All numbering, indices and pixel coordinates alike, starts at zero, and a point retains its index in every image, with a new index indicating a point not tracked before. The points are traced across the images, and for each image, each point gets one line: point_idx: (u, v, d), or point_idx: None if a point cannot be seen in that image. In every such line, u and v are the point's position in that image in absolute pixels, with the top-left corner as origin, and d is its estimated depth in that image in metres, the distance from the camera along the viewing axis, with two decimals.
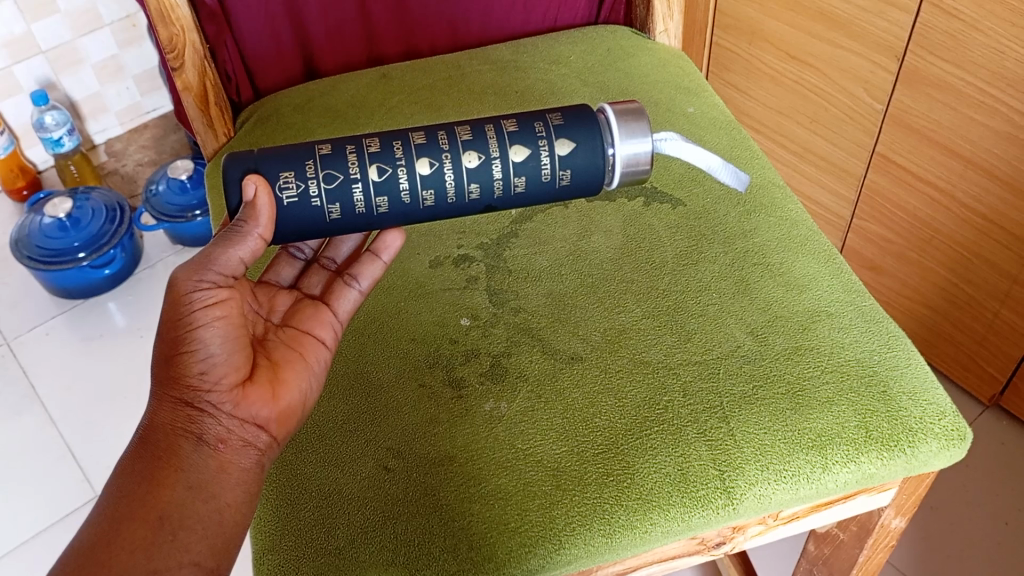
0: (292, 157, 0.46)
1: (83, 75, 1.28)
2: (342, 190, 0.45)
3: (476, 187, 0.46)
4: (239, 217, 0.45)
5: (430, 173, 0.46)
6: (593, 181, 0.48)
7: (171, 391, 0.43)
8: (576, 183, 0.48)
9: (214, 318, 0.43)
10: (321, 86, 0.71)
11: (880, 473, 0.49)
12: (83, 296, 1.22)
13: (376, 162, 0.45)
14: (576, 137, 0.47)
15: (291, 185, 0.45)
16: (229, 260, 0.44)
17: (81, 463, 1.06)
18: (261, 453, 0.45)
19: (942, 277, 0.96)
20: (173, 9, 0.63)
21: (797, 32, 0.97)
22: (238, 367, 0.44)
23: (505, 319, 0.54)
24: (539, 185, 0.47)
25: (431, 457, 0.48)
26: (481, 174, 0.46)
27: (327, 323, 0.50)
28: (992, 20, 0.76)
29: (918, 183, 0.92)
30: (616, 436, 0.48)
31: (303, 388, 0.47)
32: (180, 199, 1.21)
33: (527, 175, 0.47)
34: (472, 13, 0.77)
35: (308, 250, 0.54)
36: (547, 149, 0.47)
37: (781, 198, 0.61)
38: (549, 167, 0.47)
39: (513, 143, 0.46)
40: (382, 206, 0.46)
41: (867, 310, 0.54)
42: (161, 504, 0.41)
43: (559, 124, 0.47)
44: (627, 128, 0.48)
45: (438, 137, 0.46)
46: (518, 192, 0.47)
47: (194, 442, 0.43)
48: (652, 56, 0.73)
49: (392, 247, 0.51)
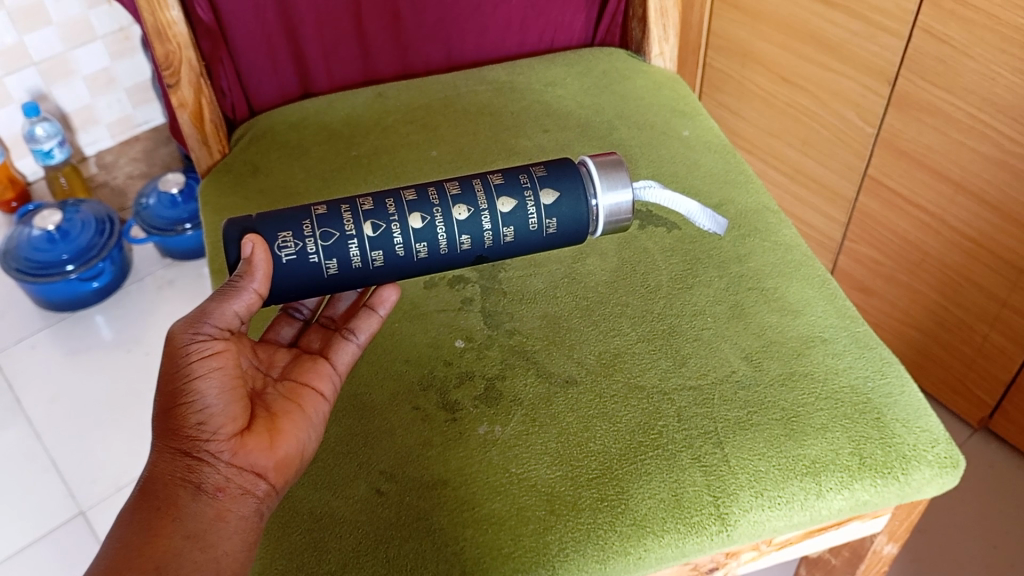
0: (290, 217, 0.46)
1: (75, 87, 1.27)
2: (338, 247, 0.45)
3: (467, 239, 0.46)
4: (238, 269, 0.44)
5: (422, 227, 0.46)
6: (578, 231, 0.49)
7: (170, 442, 0.43)
8: (564, 229, 0.48)
9: (211, 368, 0.43)
10: (316, 104, 0.71)
11: (873, 500, 0.49)
12: (70, 310, 1.21)
13: (370, 219, 0.46)
14: (559, 187, 0.48)
15: (289, 244, 0.45)
16: (224, 314, 0.44)
17: (65, 479, 1.04)
18: (259, 500, 0.44)
19: (931, 300, 0.97)
20: (170, 26, 0.63)
21: (789, 55, 0.98)
22: (235, 416, 0.43)
23: (499, 341, 0.54)
24: (527, 235, 0.47)
25: (424, 480, 0.47)
26: (471, 226, 0.46)
27: (326, 376, 0.49)
28: (981, 46, 0.77)
29: (909, 207, 0.92)
30: (610, 461, 0.48)
31: (301, 438, 0.46)
32: (170, 213, 1.21)
33: (515, 225, 0.47)
34: (469, 35, 0.77)
35: (307, 309, 0.54)
36: (533, 199, 0.47)
37: (774, 223, 0.61)
38: (535, 216, 0.47)
39: (500, 195, 0.47)
40: (378, 260, 0.46)
41: (861, 336, 0.54)
42: (158, 553, 0.40)
43: (543, 175, 0.48)
44: (608, 179, 0.49)
45: (429, 193, 0.46)
46: (508, 242, 0.47)
47: (193, 491, 0.42)
48: (647, 79, 0.73)
49: (388, 301, 0.51)
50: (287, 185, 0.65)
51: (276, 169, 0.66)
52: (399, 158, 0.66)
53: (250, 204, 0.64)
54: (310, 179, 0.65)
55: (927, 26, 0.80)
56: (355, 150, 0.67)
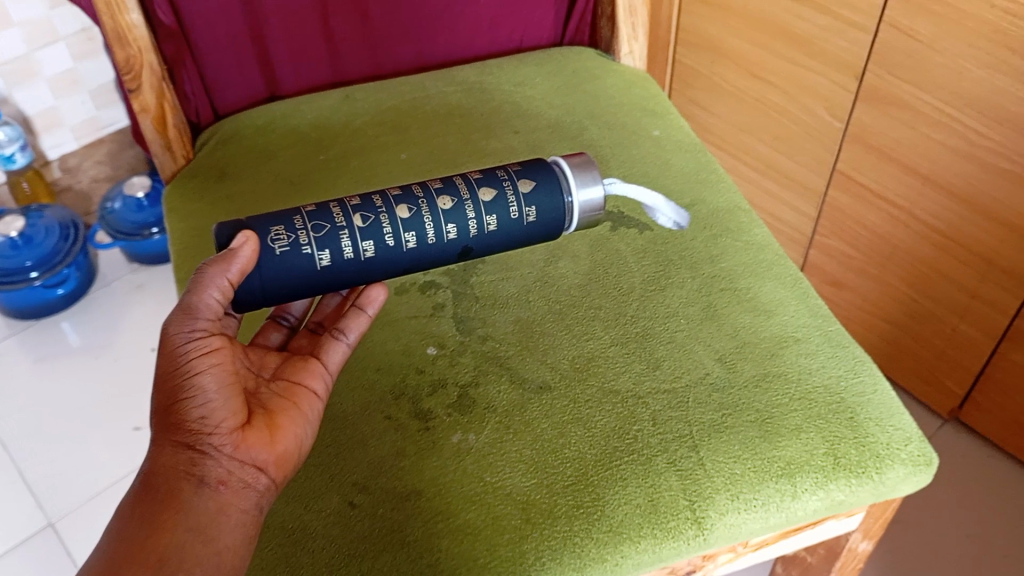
0: (281, 214, 0.46)
1: (38, 89, 1.24)
2: (330, 238, 0.45)
3: (453, 228, 0.46)
4: (212, 259, 0.43)
5: (409, 217, 0.46)
6: (555, 223, 0.48)
7: (171, 436, 0.41)
8: (543, 220, 0.48)
9: (210, 364, 0.42)
10: (283, 107, 0.70)
11: (848, 500, 0.49)
12: (35, 317, 1.19)
13: (359, 211, 0.45)
14: (536, 177, 0.48)
15: (282, 236, 0.44)
16: (207, 305, 0.42)
17: (34, 490, 1.02)
18: (260, 495, 0.43)
19: (901, 292, 0.97)
20: (130, 30, 0.62)
21: (758, 50, 0.98)
22: (236, 411, 0.42)
23: (471, 347, 0.53)
24: (509, 225, 0.47)
25: (398, 491, 0.47)
26: (456, 216, 0.46)
27: (318, 374, 0.48)
28: (949, 39, 0.77)
29: (878, 200, 0.93)
30: (585, 467, 0.47)
31: (298, 434, 0.46)
32: (136, 216, 1.19)
33: (497, 214, 0.47)
34: (438, 35, 0.76)
35: (295, 315, 0.53)
36: (512, 189, 0.47)
37: (746, 222, 0.61)
38: (516, 205, 0.47)
39: (480, 186, 0.47)
40: (369, 251, 0.45)
41: (832, 335, 0.54)
42: (161, 546, 0.39)
43: (518, 169, 0.48)
44: (580, 177, 0.49)
45: (412, 188, 0.47)
46: (491, 232, 0.47)
47: (196, 484, 0.41)
48: (618, 78, 0.73)
49: (377, 301, 0.50)
50: (254, 190, 0.63)
51: (242, 174, 0.65)
52: (369, 162, 0.65)
53: (218, 209, 0.63)
54: (278, 184, 0.64)
55: (894, 20, 0.81)
56: (324, 153, 0.66)
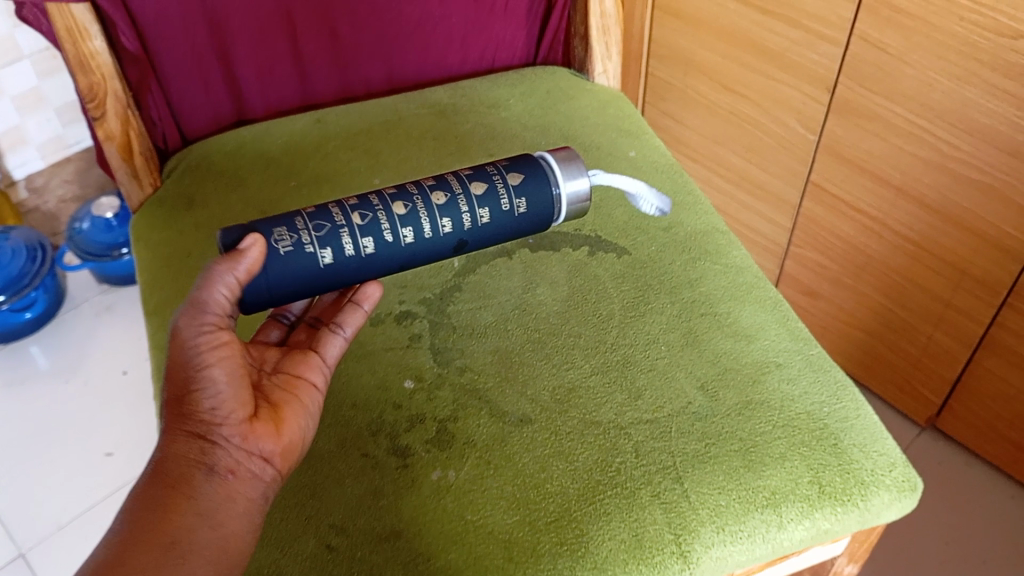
0: (282, 216, 0.46)
1: (2, 108, 1.21)
2: (332, 236, 0.45)
3: (448, 222, 0.47)
4: (220, 256, 0.43)
5: (406, 213, 0.47)
6: (544, 213, 0.50)
7: (181, 425, 0.40)
8: (533, 211, 0.50)
9: (220, 357, 0.41)
10: (252, 131, 0.69)
11: (834, 528, 0.48)
12: (2, 341, 1.16)
13: (358, 210, 0.46)
14: (524, 170, 0.50)
15: (285, 237, 0.45)
16: (217, 301, 0.41)
17: (3, 520, 0.99)
18: (267, 486, 0.42)
19: (877, 303, 0.97)
20: (93, 57, 0.60)
21: (729, 63, 0.98)
22: (245, 402, 0.41)
23: (450, 380, 0.52)
24: (501, 217, 0.49)
25: (377, 533, 0.45)
26: (450, 210, 0.47)
27: (318, 367, 0.46)
28: (918, 52, 0.77)
29: (852, 211, 0.93)
30: (568, 503, 0.46)
31: (302, 426, 0.44)
32: (104, 237, 1.16)
33: (490, 207, 0.48)
34: (409, 54, 0.75)
35: (294, 313, 0.51)
36: (502, 182, 0.49)
37: (724, 244, 0.61)
38: (507, 197, 0.49)
39: (472, 181, 0.49)
40: (369, 247, 0.46)
41: (814, 359, 0.54)
42: (172, 530, 0.38)
43: (506, 164, 0.50)
44: (567, 171, 0.51)
45: (407, 186, 0.48)
46: (485, 225, 0.49)
47: (206, 472, 0.40)
48: (592, 99, 0.72)
49: (373, 298, 0.49)
50: (223, 219, 0.62)
51: (210, 202, 0.63)
52: (341, 187, 0.64)
53: (188, 237, 0.61)
54: (248, 212, 0.62)
55: (864, 34, 0.81)
56: (294, 179, 0.65)
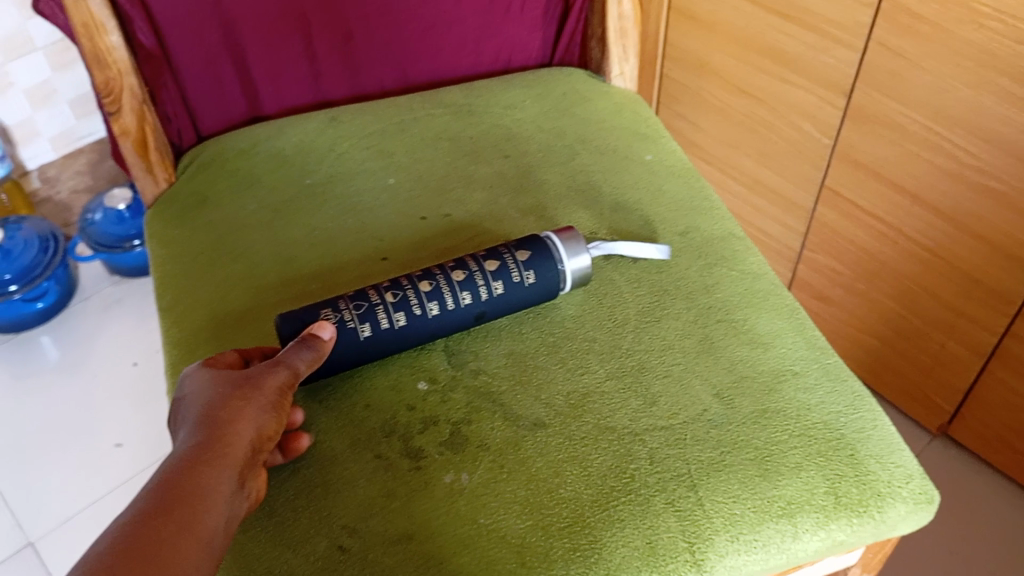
0: (325, 301, 0.51)
1: (14, 100, 1.21)
2: (370, 313, 0.50)
3: (468, 295, 0.52)
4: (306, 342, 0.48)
5: (431, 290, 0.51)
6: (552, 285, 0.54)
7: (223, 452, 0.41)
8: (541, 285, 0.54)
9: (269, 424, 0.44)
10: (267, 129, 0.68)
11: (849, 539, 0.48)
12: (13, 331, 1.16)
13: (389, 290, 0.51)
14: (531, 247, 0.54)
15: (329, 316, 0.50)
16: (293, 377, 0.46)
17: (12, 509, 1.00)
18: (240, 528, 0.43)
19: (889, 309, 0.97)
20: (109, 52, 0.60)
21: (744, 66, 0.97)
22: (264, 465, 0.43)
23: (463, 383, 0.51)
24: (514, 288, 0.53)
25: (389, 535, 0.45)
26: (468, 285, 0.52)
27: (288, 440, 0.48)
28: (935, 59, 0.77)
29: (865, 217, 0.93)
30: (581, 508, 0.46)
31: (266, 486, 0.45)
32: (116, 229, 1.16)
33: (503, 279, 0.53)
34: (424, 54, 0.75)
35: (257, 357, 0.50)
36: (512, 259, 0.53)
37: (741, 250, 0.60)
38: (516, 270, 0.53)
39: (486, 258, 0.53)
40: (403, 321, 0.51)
41: (831, 368, 0.53)
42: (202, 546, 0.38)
43: (516, 243, 0.55)
44: (571, 246, 0.55)
45: (431, 269, 0.53)
46: (500, 295, 0.53)
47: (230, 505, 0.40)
48: (608, 101, 0.72)
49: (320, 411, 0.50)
50: (237, 216, 0.62)
51: (224, 199, 0.63)
52: (355, 187, 0.64)
53: (201, 233, 0.61)
54: (262, 210, 0.62)
55: (882, 39, 0.80)
56: (308, 178, 0.65)
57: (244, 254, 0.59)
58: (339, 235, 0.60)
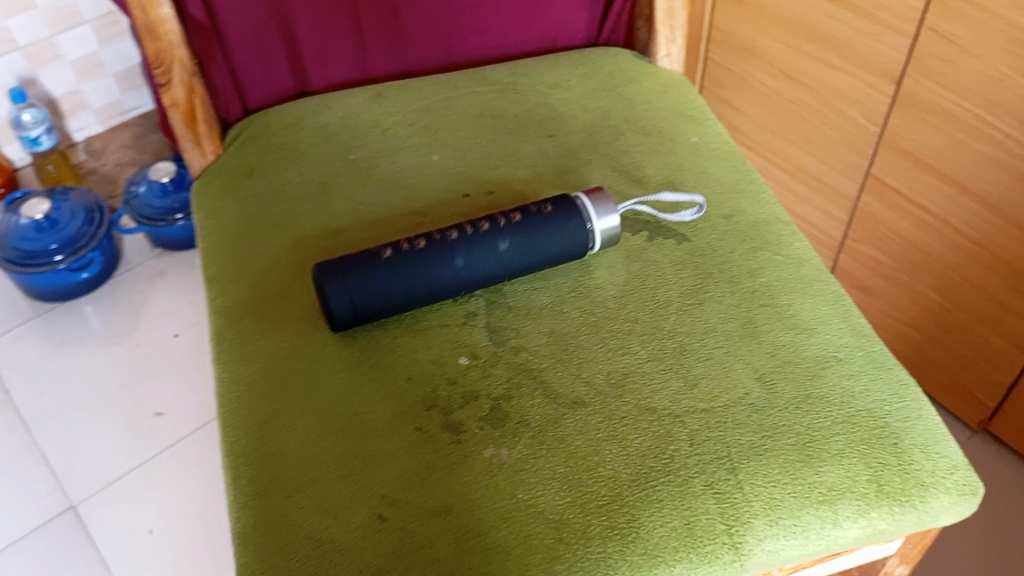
0: None
1: (62, 72, 1.23)
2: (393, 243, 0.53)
3: (486, 224, 0.54)
4: None
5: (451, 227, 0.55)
6: (571, 214, 0.55)
7: None
8: (561, 214, 0.55)
9: None
10: (314, 103, 0.69)
11: (890, 528, 0.48)
12: (59, 300, 1.18)
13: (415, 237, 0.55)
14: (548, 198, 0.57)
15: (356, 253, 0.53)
16: None
17: (55, 472, 1.02)
18: None
19: (932, 301, 0.95)
20: (161, 24, 0.61)
21: (791, 51, 0.96)
22: None
23: (504, 359, 0.52)
24: (531, 215, 0.55)
25: (429, 507, 0.46)
26: (486, 218, 0.55)
27: None
28: (988, 47, 0.75)
29: (910, 206, 0.91)
30: (620, 487, 0.46)
31: None
32: (160, 202, 1.18)
33: (519, 211, 0.55)
34: (470, 32, 0.75)
35: None
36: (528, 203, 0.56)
37: (786, 235, 0.59)
38: (531, 204, 0.56)
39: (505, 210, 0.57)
40: (422, 243, 0.53)
41: (877, 356, 0.53)
42: None
43: None
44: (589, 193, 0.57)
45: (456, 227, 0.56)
46: (518, 220, 0.54)
47: None
48: (654, 82, 0.71)
49: None
50: (283, 189, 0.63)
51: (271, 171, 0.64)
52: (399, 163, 0.64)
53: (247, 206, 0.62)
54: (307, 183, 0.63)
55: (934, 25, 0.78)
56: (354, 153, 0.65)
57: (289, 227, 0.60)
58: (382, 209, 0.61)
